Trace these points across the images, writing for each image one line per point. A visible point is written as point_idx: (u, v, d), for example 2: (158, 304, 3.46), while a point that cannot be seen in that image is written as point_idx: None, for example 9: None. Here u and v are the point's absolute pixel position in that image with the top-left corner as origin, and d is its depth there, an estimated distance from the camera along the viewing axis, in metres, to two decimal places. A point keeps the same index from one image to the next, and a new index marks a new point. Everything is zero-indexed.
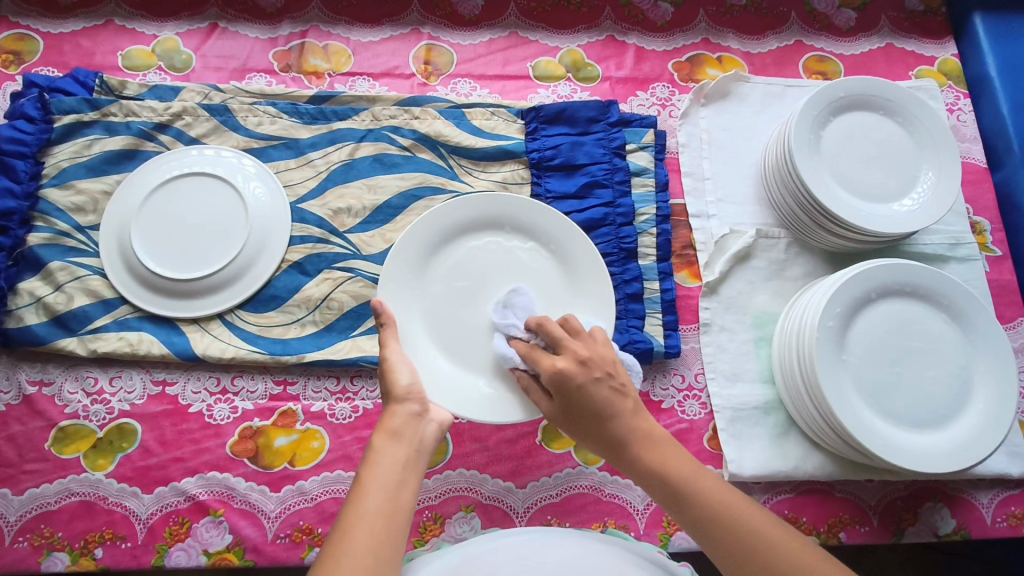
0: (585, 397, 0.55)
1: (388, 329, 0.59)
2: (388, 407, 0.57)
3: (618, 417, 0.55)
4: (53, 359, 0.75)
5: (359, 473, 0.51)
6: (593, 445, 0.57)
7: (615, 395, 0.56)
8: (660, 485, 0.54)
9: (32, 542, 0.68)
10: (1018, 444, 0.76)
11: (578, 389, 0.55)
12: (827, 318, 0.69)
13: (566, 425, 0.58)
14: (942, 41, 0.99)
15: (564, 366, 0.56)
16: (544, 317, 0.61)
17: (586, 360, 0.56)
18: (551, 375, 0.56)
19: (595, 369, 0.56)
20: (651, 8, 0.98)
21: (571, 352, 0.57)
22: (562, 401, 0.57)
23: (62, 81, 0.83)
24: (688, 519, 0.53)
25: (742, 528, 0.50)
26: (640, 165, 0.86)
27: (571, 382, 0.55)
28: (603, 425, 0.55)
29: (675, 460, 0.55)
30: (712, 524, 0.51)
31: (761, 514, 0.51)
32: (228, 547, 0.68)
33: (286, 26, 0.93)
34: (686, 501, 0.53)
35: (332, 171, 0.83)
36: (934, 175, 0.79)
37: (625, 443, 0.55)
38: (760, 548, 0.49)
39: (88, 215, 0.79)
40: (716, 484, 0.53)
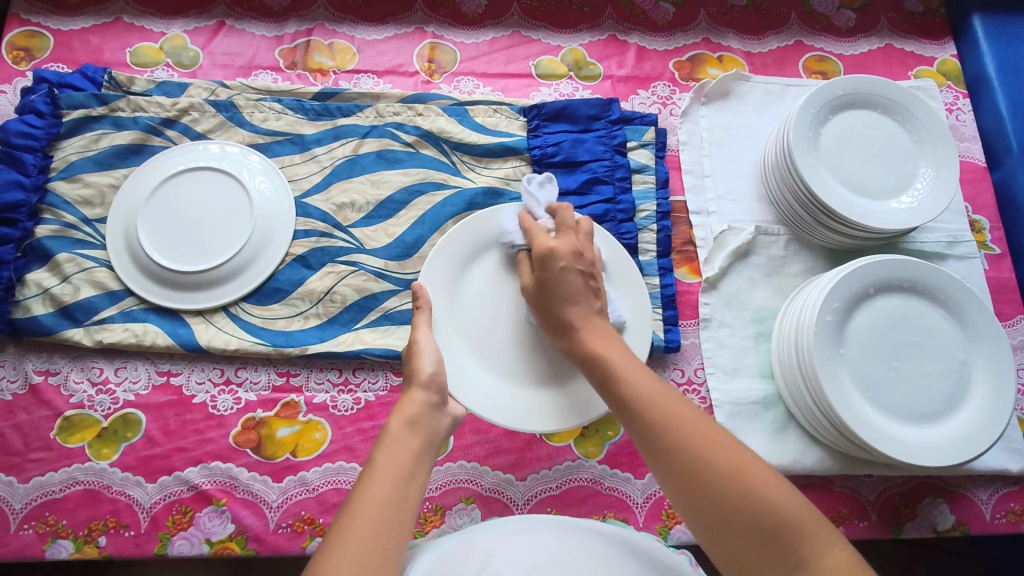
0: (563, 278, 0.63)
1: (422, 312, 0.65)
2: (407, 391, 0.59)
3: (580, 306, 0.62)
4: (60, 350, 0.75)
5: (372, 458, 0.52)
6: (548, 326, 0.64)
7: (588, 290, 0.63)
8: (599, 370, 0.58)
9: (37, 529, 0.68)
10: (1016, 441, 0.76)
11: (560, 270, 0.63)
12: (825, 312, 0.70)
13: (534, 300, 0.65)
14: (941, 42, 1.00)
15: (556, 247, 0.64)
16: (561, 206, 0.68)
17: (577, 251, 0.64)
18: (541, 249, 0.65)
19: (583, 263, 0.64)
20: (653, 9, 0.99)
21: (567, 240, 0.65)
22: (539, 276, 0.64)
23: (72, 77, 0.84)
24: (614, 398, 0.55)
25: (653, 406, 0.52)
26: (640, 162, 0.87)
27: (554, 263, 0.64)
28: (559, 308, 0.63)
29: (618, 352, 0.58)
30: (636, 405, 0.53)
31: (679, 401, 0.52)
32: (231, 536, 0.69)
33: (293, 24, 0.94)
34: (618, 385, 0.55)
35: (336, 166, 0.84)
36: (932, 172, 0.80)
37: (576, 328, 0.61)
38: (676, 425, 0.50)
39: (95, 208, 0.80)
40: (650, 374, 0.55)
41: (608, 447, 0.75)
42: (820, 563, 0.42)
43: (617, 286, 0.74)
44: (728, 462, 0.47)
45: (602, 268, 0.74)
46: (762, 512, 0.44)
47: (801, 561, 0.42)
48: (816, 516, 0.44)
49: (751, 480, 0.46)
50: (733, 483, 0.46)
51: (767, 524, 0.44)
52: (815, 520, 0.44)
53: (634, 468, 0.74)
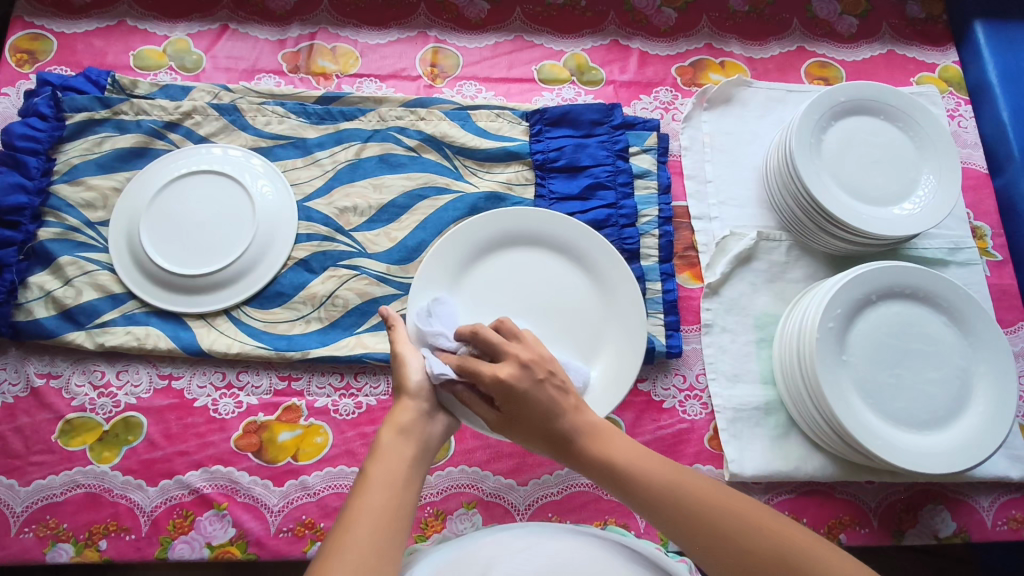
0: (534, 401, 0.55)
1: (399, 329, 0.62)
2: (399, 399, 0.58)
3: (564, 412, 0.56)
4: (62, 353, 0.75)
5: (366, 467, 0.52)
6: (543, 447, 0.57)
7: (558, 394, 0.56)
8: (608, 473, 0.54)
9: (38, 533, 0.68)
10: (1018, 447, 0.76)
11: (526, 395, 0.55)
12: (827, 318, 0.70)
13: (514, 432, 0.57)
14: (943, 48, 1.00)
15: (505, 377, 0.55)
16: (477, 325, 0.59)
17: (525, 363, 0.56)
18: (495, 388, 0.55)
19: (535, 371, 0.56)
20: (655, 14, 1.00)
21: (513, 358, 0.57)
22: (507, 412, 0.57)
23: (75, 80, 0.85)
24: (636, 501, 0.53)
25: (682, 501, 0.51)
26: (642, 167, 0.87)
27: (517, 394, 0.55)
28: (552, 423, 0.56)
29: (621, 446, 0.55)
30: (667, 509, 0.51)
31: (701, 483, 0.52)
32: (231, 540, 0.69)
33: (296, 28, 0.94)
34: (637, 487, 0.53)
35: (338, 170, 0.84)
36: (934, 179, 0.80)
37: (572, 435, 0.56)
38: (713, 518, 0.49)
39: (98, 210, 0.80)
40: (663, 464, 0.54)
41: None
42: None
43: (611, 289, 0.74)
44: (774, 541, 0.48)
45: (596, 272, 0.75)
46: None
47: None
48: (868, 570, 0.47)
49: (801, 551, 0.47)
50: (789, 561, 0.47)
51: None
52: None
53: None
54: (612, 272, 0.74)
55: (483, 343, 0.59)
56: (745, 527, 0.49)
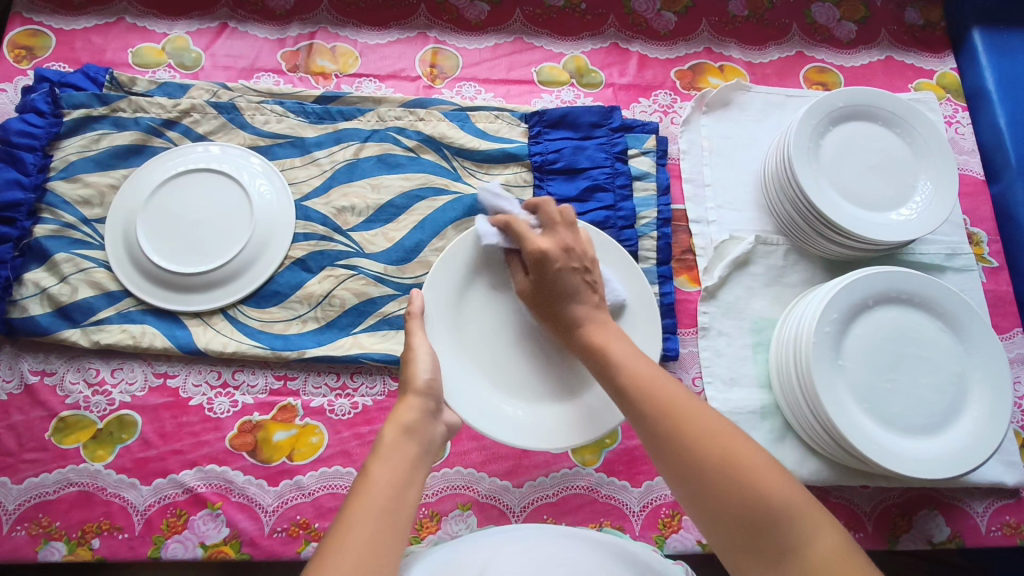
0: (559, 280, 0.65)
1: (416, 320, 0.66)
2: (404, 397, 0.59)
3: (582, 302, 0.65)
4: (56, 350, 0.75)
5: (367, 466, 0.52)
6: (551, 323, 0.67)
7: (586, 286, 0.66)
8: (599, 358, 0.59)
9: (30, 531, 0.68)
10: (1012, 454, 0.76)
11: (555, 272, 0.66)
12: (824, 323, 0.70)
13: (534, 298, 0.68)
14: (941, 55, 1.00)
15: (548, 248, 0.66)
16: (544, 201, 0.71)
17: (568, 249, 0.67)
18: (534, 253, 0.67)
19: (575, 259, 0.67)
20: (655, 18, 1.00)
21: (558, 238, 0.68)
22: (536, 277, 0.67)
23: (73, 77, 0.84)
24: (610, 385, 0.57)
25: (646, 392, 0.53)
26: (641, 170, 0.87)
27: (551, 264, 0.66)
28: (564, 305, 0.65)
29: (619, 343, 0.60)
30: (627, 390, 0.55)
31: (673, 386, 0.53)
32: (225, 540, 0.68)
33: (296, 27, 0.94)
34: (615, 372, 0.57)
35: (336, 170, 0.84)
36: (931, 185, 0.80)
37: (580, 323, 0.64)
38: (664, 408, 0.51)
39: (95, 208, 0.79)
40: (645, 362, 0.57)
41: (605, 455, 0.75)
42: (812, 549, 0.42)
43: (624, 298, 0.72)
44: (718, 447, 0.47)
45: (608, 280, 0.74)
46: (750, 497, 0.44)
47: (795, 546, 0.42)
48: (809, 501, 0.44)
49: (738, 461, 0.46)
50: (722, 466, 0.46)
51: (760, 506, 0.44)
52: (807, 504, 0.44)
53: (631, 476, 0.74)
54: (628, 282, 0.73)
55: (543, 218, 0.70)
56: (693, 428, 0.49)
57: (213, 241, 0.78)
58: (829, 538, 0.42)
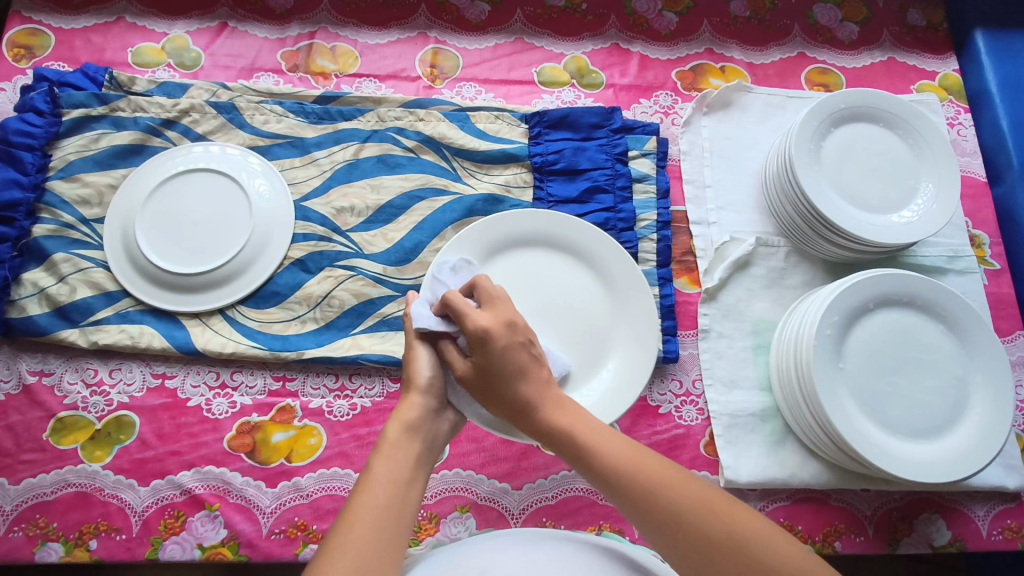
0: (504, 360, 0.54)
1: (413, 331, 0.61)
2: (406, 395, 0.58)
3: (530, 381, 0.54)
4: (55, 350, 0.75)
5: (370, 463, 0.51)
6: (501, 409, 0.56)
7: (533, 361, 0.55)
8: (568, 444, 0.53)
9: (27, 532, 0.68)
10: (1013, 457, 0.76)
11: (499, 351, 0.54)
12: (824, 326, 0.70)
13: (477, 388, 0.56)
14: (943, 56, 1.00)
15: (489, 325, 0.54)
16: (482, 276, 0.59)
17: (510, 324, 0.55)
18: (473, 334, 0.54)
19: (520, 333, 0.55)
20: (656, 18, 1.00)
21: (497, 314, 0.56)
22: (479, 362, 0.55)
23: (73, 76, 0.84)
24: (589, 474, 0.51)
25: (635, 482, 0.48)
26: (641, 171, 0.87)
27: (493, 344, 0.54)
28: (511, 388, 0.54)
29: (584, 419, 0.54)
30: (613, 482, 0.50)
31: (659, 466, 0.49)
32: (223, 542, 0.68)
33: (296, 27, 0.94)
34: (593, 461, 0.51)
35: (336, 170, 0.84)
36: (933, 187, 0.80)
37: (533, 405, 0.54)
38: (659, 498, 0.47)
39: (93, 207, 0.79)
40: (621, 441, 0.52)
41: None
42: None
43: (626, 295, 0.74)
44: (721, 526, 0.45)
45: (611, 279, 0.75)
46: None
47: None
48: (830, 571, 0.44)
49: (751, 541, 0.44)
50: (736, 549, 0.44)
51: None
52: (817, 563, 0.44)
53: None
54: (629, 280, 0.74)
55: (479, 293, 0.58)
56: (695, 516, 0.46)
57: (214, 241, 0.77)
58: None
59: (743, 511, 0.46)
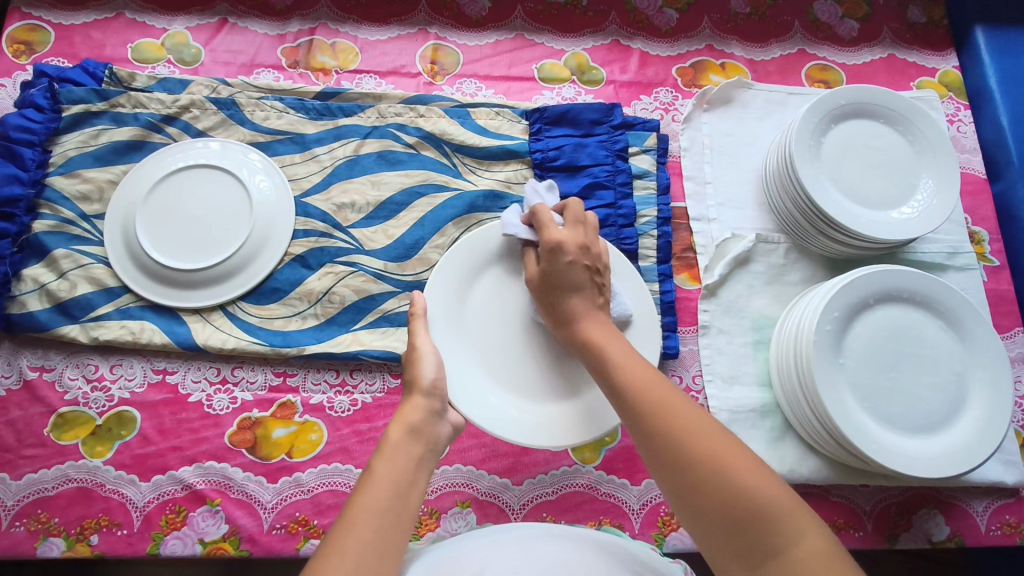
0: (567, 272, 0.65)
1: (419, 321, 0.65)
2: (409, 397, 0.59)
3: (581, 295, 0.65)
4: (55, 346, 0.75)
5: (371, 465, 0.52)
6: (550, 315, 0.67)
7: (593, 285, 0.66)
8: (595, 358, 0.60)
9: (28, 527, 0.68)
10: (1012, 453, 0.76)
11: (565, 264, 0.65)
12: (824, 322, 0.70)
13: (540, 290, 0.67)
14: (943, 52, 1.00)
15: (565, 240, 0.66)
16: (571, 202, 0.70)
17: (583, 246, 0.66)
18: (550, 243, 0.66)
19: (589, 257, 0.66)
20: (657, 15, 0.99)
21: (575, 235, 0.67)
22: (545, 268, 0.66)
23: (72, 72, 0.84)
24: (606, 385, 0.58)
25: (636, 389, 0.54)
26: (641, 168, 0.87)
27: (562, 256, 0.65)
28: (564, 297, 0.65)
29: (615, 343, 0.60)
30: (619, 390, 0.56)
31: (664, 384, 0.54)
32: (224, 537, 0.68)
33: (296, 23, 0.94)
34: (611, 373, 0.57)
35: (336, 166, 0.84)
36: (933, 183, 0.80)
37: (575, 317, 0.64)
38: (650, 406, 0.52)
39: (94, 203, 0.79)
40: (639, 361, 0.58)
41: (604, 453, 0.75)
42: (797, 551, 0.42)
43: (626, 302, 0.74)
44: (709, 446, 0.47)
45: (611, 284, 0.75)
46: (730, 491, 0.45)
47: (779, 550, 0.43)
48: (795, 502, 0.45)
49: (718, 457, 0.47)
50: (704, 460, 0.47)
51: (741, 504, 0.44)
52: (783, 496, 0.45)
53: (631, 474, 0.74)
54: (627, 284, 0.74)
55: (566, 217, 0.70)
56: (677, 423, 0.50)
57: (214, 236, 0.77)
58: (813, 539, 0.43)
59: (722, 433, 0.49)
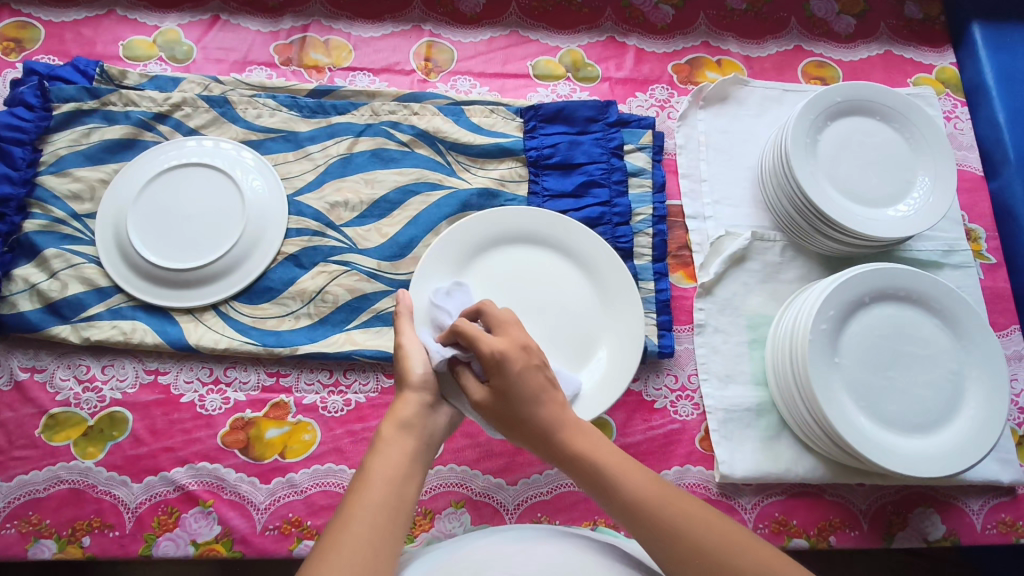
0: (523, 383, 0.53)
1: (405, 320, 0.61)
2: (401, 393, 0.57)
3: (548, 403, 0.54)
4: (47, 346, 0.74)
5: (365, 463, 0.51)
6: (521, 436, 0.54)
7: (549, 383, 0.55)
8: (585, 473, 0.52)
9: (20, 529, 0.67)
10: (1008, 451, 0.76)
11: (518, 374, 0.53)
12: (820, 320, 0.69)
13: (498, 414, 0.54)
14: (940, 49, 0.99)
15: (506, 347, 0.53)
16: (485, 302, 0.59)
17: (525, 345, 0.54)
18: (490, 357, 0.53)
19: (535, 355, 0.55)
20: (652, 11, 0.99)
21: (512, 337, 0.55)
22: (496, 386, 0.53)
23: (63, 70, 0.83)
24: (611, 505, 0.51)
25: (656, 512, 0.49)
26: (637, 165, 0.87)
27: (511, 367, 0.53)
28: (530, 412, 0.53)
29: (599, 446, 0.53)
30: (632, 513, 0.50)
31: (680, 498, 0.50)
32: (217, 538, 0.68)
33: (288, 20, 0.93)
34: (614, 491, 0.51)
35: (329, 165, 0.83)
36: (930, 181, 0.80)
37: (552, 429, 0.53)
38: (686, 535, 0.48)
39: (85, 202, 0.79)
40: (638, 470, 0.52)
41: None
42: None
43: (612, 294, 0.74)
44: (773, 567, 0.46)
45: (598, 275, 0.75)
46: None
47: None
48: None
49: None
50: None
51: None
52: None
53: None
54: (613, 276, 0.74)
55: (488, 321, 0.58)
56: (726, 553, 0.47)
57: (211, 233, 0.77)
58: None
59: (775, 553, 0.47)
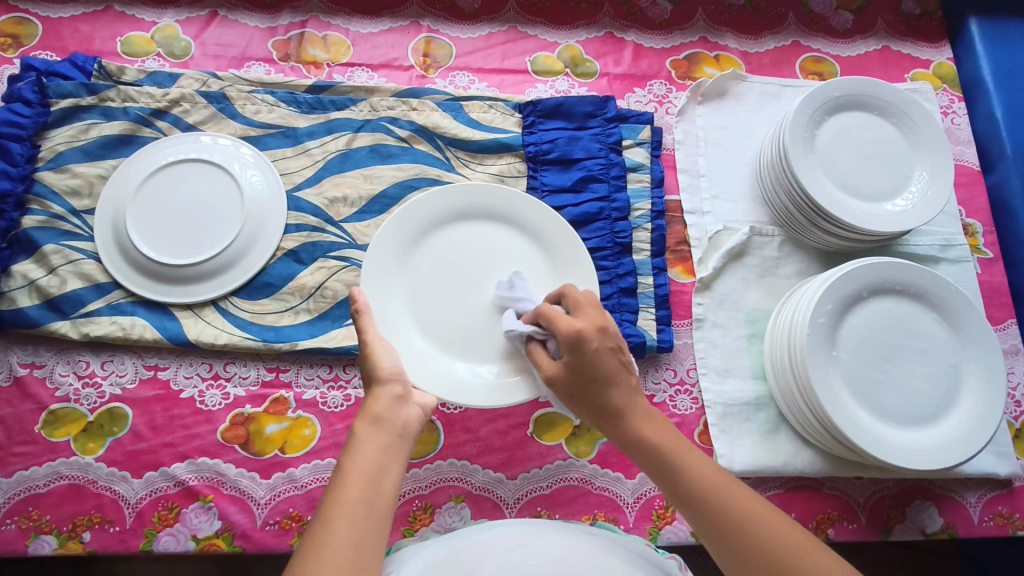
0: (598, 361, 0.56)
1: (365, 316, 0.59)
2: (371, 390, 0.57)
3: (620, 386, 0.57)
4: (46, 343, 0.75)
5: (341, 463, 0.51)
6: (588, 414, 0.58)
7: (622, 368, 0.58)
8: (657, 460, 0.55)
9: (20, 525, 0.67)
10: (1005, 444, 0.77)
11: (593, 352, 0.56)
12: (818, 314, 0.70)
13: (569, 388, 0.57)
14: (937, 44, 1.00)
15: (582, 327, 0.56)
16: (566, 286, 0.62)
17: (603, 327, 0.57)
18: (568, 334, 0.56)
19: (611, 339, 0.58)
20: (651, 6, 0.99)
21: (588, 318, 0.58)
22: (572, 361, 0.56)
23: (60, 65, 0.83)
24: (681, 494, 0.54)
25: (723, 502, 0.52)
26: (636, 161, 0.87)
27: (588, 347, 0.56)
28: (605, 393, 0.57)
29: (670, 437, 0.56)
30: (702, 504, 0.53)
31: (746, 491, 0.53)
32: (217, 533, 0.68)
33: (286, 16, 0.93)
34: (684, 480, 0.54)
35: (328, 160, 0.83)
36: (927, 175, 0.80)
37: (624, 413, 0.57)
38: (748, 527, 0.50)
39: (83, 198, 0.78)
40: (705, 464, 0.55)
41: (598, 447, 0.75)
42: None
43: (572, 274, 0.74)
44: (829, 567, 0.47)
45: (557, 254, 0.75)
46: None
47: None
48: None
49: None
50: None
51: None
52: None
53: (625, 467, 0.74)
54: (573, 257, 0.74)
55: (567, 302, 0.60)
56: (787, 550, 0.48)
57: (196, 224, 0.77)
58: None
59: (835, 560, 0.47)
